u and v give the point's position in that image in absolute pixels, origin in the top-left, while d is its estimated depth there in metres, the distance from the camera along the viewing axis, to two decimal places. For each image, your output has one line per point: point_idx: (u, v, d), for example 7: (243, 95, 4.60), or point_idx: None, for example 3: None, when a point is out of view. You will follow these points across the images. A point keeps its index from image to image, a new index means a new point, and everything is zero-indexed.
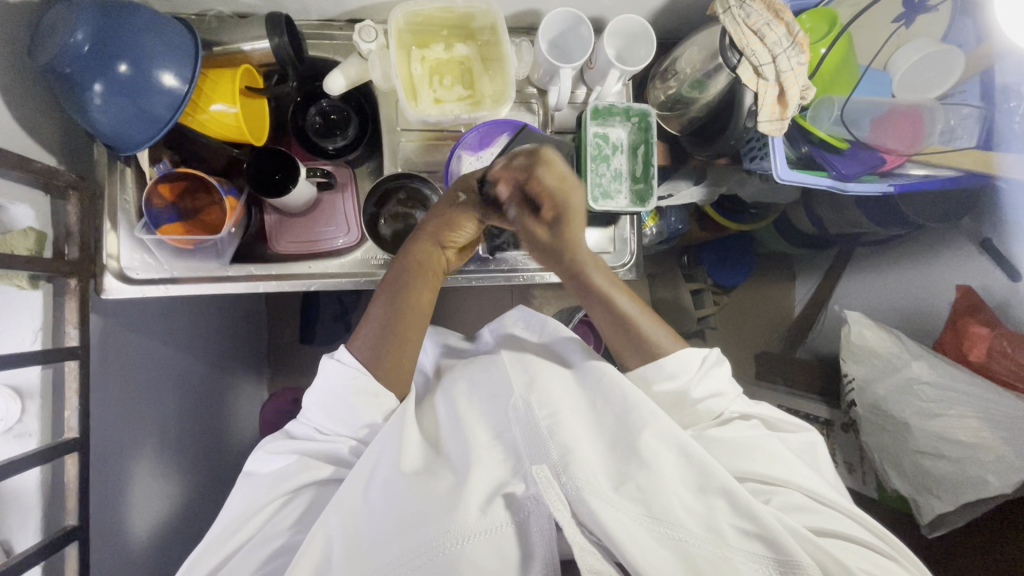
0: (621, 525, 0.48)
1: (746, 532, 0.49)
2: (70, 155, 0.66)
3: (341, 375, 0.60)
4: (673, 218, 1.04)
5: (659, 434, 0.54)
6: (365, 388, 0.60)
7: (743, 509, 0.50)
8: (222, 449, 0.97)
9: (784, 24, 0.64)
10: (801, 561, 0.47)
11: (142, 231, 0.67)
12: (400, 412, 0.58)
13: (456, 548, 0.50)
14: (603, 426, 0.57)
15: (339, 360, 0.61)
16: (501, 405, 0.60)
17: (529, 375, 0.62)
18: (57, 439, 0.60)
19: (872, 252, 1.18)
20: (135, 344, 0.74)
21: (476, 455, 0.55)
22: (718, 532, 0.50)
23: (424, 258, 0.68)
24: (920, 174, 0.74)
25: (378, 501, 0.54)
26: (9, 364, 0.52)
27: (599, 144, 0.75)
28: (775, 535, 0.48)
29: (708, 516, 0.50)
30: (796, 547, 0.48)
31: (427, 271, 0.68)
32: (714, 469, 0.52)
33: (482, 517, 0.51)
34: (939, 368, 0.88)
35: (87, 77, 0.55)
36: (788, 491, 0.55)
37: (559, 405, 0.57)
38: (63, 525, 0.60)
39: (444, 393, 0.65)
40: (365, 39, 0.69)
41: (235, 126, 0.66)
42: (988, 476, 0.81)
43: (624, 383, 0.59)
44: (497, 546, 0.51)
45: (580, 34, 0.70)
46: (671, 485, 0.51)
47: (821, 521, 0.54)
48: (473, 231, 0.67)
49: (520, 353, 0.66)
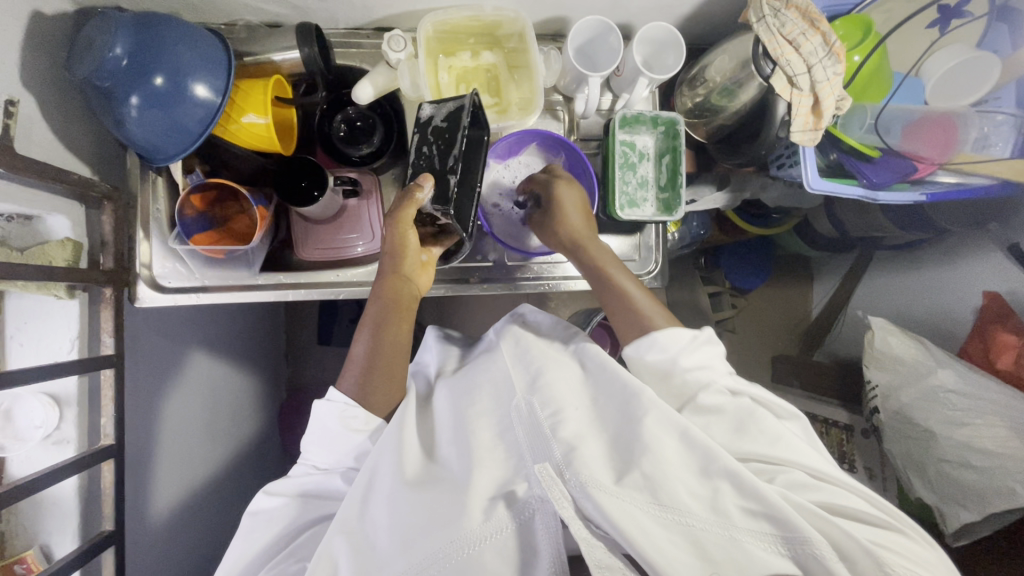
0: (625, 514, 0.47)
1: (752, 512, 0.48)
2: (104, 166, 0.67)
3: (332, 413, 0.60)
4: (694, 224, 1.06)
5: (659, 421, 0.53)
6: (356, 418, 0.60)
7: (748, 490, 0.48)
8: (246, 449, 0.99)
9: (821, 34, 0.63)
10: (810, 537, 0.46)
11: (175, 241, 0.68)
12: (397, 421, 0.60)
13: (468, 554, 0.49)
14: (606, 421, 0.57)
15: (329, 399, 0.61)
16: (502, 406, 0.60)
17: (533, 371, 0.62)
18: (93, 446, 0.61)
19: (896, 255, 1.16)
20: (160, 346, 0.75)
21: (478, 458, 0.55)
22: (724, 514, 0.48)
23: (393, 289, 0.66)
24: (951, 181, 0.73)
25: (381, 517, 0.53)
26: (47, 375, 0.53)
27: (625, 153, 0.75)
28: (780, 511, 0.47)
29: (714, 499, 0.49)
30: (802, 521, 0.46)
31: (401, 305, 0.66)
32: (718, 453, 0.50)
33: (485, 522, 0.50)
34: (965, 376, 0.88)
35: (124, 90, 0.55)
36: (790, 470, 0.54)
37: (562, 403, 0.58)
38: (99, 531, 0.61)
39: (444, 390, 0.66)
40: (393, 49, 0.67)
41: (265, 136, 0.65)
42: (1016, 486, 0.80)
43: (625, 375, 0.59)
44: (503, 550, 0.50)
45: (610, 43, 0.69)
46: (676, 473, 0.50)
47: (825, 497, 0.52)
48: (411, 239, 0.67)
49: (519, 350, 0.66)
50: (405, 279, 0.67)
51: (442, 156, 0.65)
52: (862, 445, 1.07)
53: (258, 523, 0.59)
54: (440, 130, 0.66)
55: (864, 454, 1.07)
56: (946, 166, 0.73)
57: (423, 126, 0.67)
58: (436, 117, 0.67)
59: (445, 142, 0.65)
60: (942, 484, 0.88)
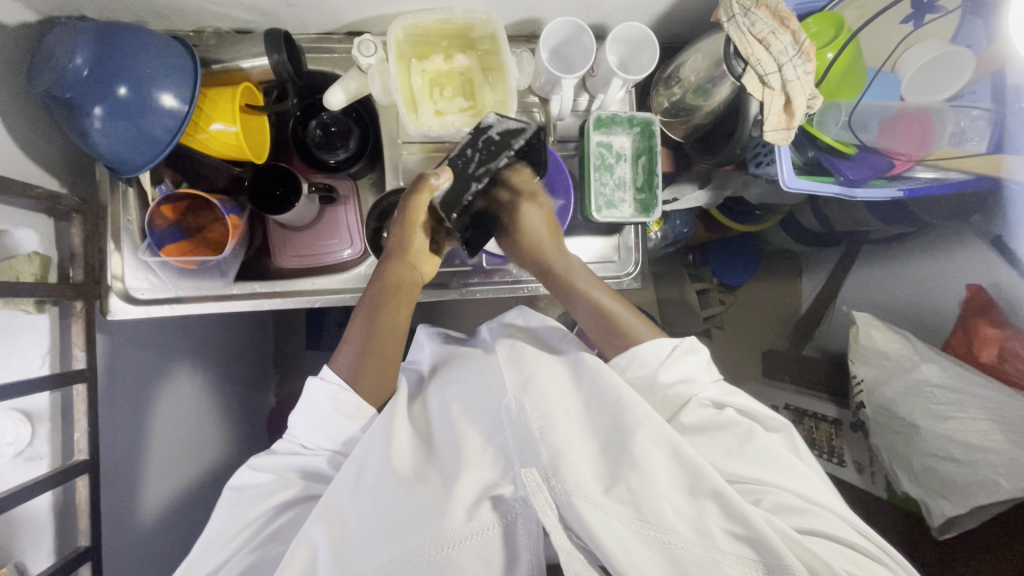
0: (608, 529, 0.46)
1: (735, 536, 0.48)
2: (72, 179, 0.66)
3: (324, 394, 0.60)
4: (678, 221, 1.06)
5: (652, 436, 0.52)
6: (348, 403, 0.60)
7: (733, 512, 0.48)
8: (233, 456, 0.98)
9: (790, 32, 0.63)
10: (791, 565, 0.45)
11: (145, 252, 0.68)
12: (385, 418, 0.58)
13: (446, 553, 0.48)
14: (597, 428, 0.56)
15: (322, 378, 0.61)
16: (492, 409, 0.58)
17: (524, 375, 0.60)
18: (67, 461, 0.60)
19: (881, 248, 1.16)
20: (138, 356, 0.75)
21: (467, 459, 0.54)
22: (706, 534, 0.48)
23: (397, 275, 0.66)
24: (929, 176, 0.74)
25: (364, 508, 0.52)
26: (16, 392, 0.53)
27: (602, 153, 0.75)
28: (762, 535, 0.46)
29: (698, 519, 0.48)
30: (788, 551, 0.45)
31: (401, 289, 0.66)
32: (707, 471, 0.50)
33: (468, 521, 0.49)
34: (948, 370, 0.88)
35: (87, 102, 0.54)
36: (777, 490, 0.53)
37: (552, 407, 0.56)
38: (76, 546, 0.60)
39: (437, 392, 0.65)
40: (363, 53, 0.67)
41: (236, 145, 0.65)
42: (998, 479, 0.80)
43: (619, 385, 0.58)
44: (482, 552, 0.49)
45: (582, 43, 0.69)
46: (663, 488, 0.49)
47: (809, 520, 0.52)
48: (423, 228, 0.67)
49: (513, 353, 0.65)
50: (410, 264, 0.67)
51: (480, 165, 0.66)
52: (851, 439, 1.07)
53: (242, 497, 0.58)
54: (492, 144, 0.66)
55: (852, 448, 1.07)
56: (923, 162, 0.73)
57: (477, 128, 0.66)
58: (494, 129, 0.66)
59: (490, 155, 0.66)
60: (927, 478, 0.88)
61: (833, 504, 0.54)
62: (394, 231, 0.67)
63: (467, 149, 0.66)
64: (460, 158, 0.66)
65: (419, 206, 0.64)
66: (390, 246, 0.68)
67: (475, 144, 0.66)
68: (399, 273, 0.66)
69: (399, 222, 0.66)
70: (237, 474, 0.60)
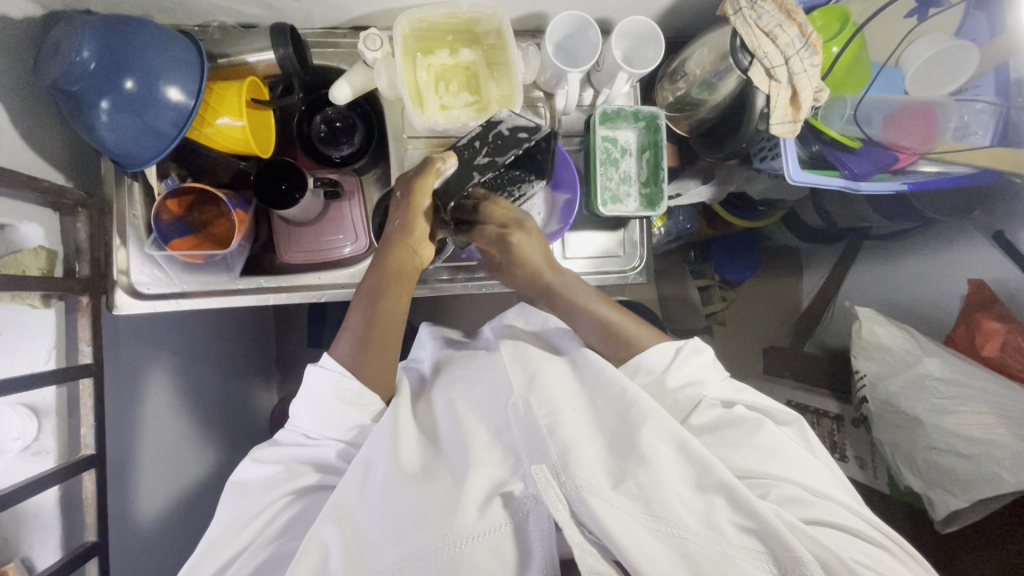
0: (620, 523, 0.45)
1: (745, 528, 0.48)
2: (77, 174, 0.66)
3: (326, 382, 0.60)
4: (681, 218, 1.06)
5: (659, 430, 0.52)
6: (351, 392, 0.60)
7: (741, 504, 0.48)
8: (234, 454, 0.98)
9: (797, 25, 0.63)
10: (803, 556, 0.44)
11: (151, 246, 0.67)
12: (391, 415, 0.59)
13: (458, 549, 0.48)
14: (603, 424, 0.56)
15: (323, 366, 0.61)
16: (500, 407, 0.58)
17: (529, 372, 0.61)
18: (73, 457, 0.60)
19: (883, 245, 1.16)
20: (141, 353, 0.74)
21: (476, 456, 0.54)
22: (719, 530, 0.47)
23: (396, 260, 0.67)
24: (934, 170, 0.73)
25: (375, 505, 0.52)
26: (22, 386, 0.52)
27: (607, 148, 0.76)
28: (772, 529, 0.46)
29: (708, 513, 0.48)
30: (797, 541, 0.45)
31: (403, 275, 0.67)
32: (714, 465, 0.50)
33: (480, 519, 0.49)
34: (952, 365, 0.88)
35: (94, 95, 0.54)
36: (783, 484, 0.53)
37: (559, 403, 0.56)
38: (83, 541, 0.60)
39: (442, 393, 0.64)
40: (370, 47, 0.67)
41: (243, 139, 0.65)
42: (1000, 472, 0.79)
43: (624, 381, 0.58)
44: (496, 549, 0.49)
45: (588, 37, 0.68)
46: (673, 484, 0.49)
47: (820, 512, 0.52)
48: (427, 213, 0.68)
49: (517, 350, 0.66)
50: (411, 248, 0.68)
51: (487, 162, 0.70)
52: (853, 434, 1.07)
53: (248, 492, 0.58)
54: (500, 139, 0.69)
55: (855, 443, 1.07)
56: (927, 155, 0.73)
57: (488, 122, 0.69)
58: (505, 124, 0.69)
59: (500, 151, 0.69)
60: (930, 472, 0.88)
61: (835, 492, 0.54)
62: (397, 213, 0.68)
63: (477, 138, 0.69)
64: (471, 146, 0.70)
65: (426, 186, 0.66)
66: (390, 230, 0.68)
67: (485, 132, 0.69)
68: (399, 258, 0.67)
69: (402, 208, 0.68)
70: (242, 468, 0.60)
